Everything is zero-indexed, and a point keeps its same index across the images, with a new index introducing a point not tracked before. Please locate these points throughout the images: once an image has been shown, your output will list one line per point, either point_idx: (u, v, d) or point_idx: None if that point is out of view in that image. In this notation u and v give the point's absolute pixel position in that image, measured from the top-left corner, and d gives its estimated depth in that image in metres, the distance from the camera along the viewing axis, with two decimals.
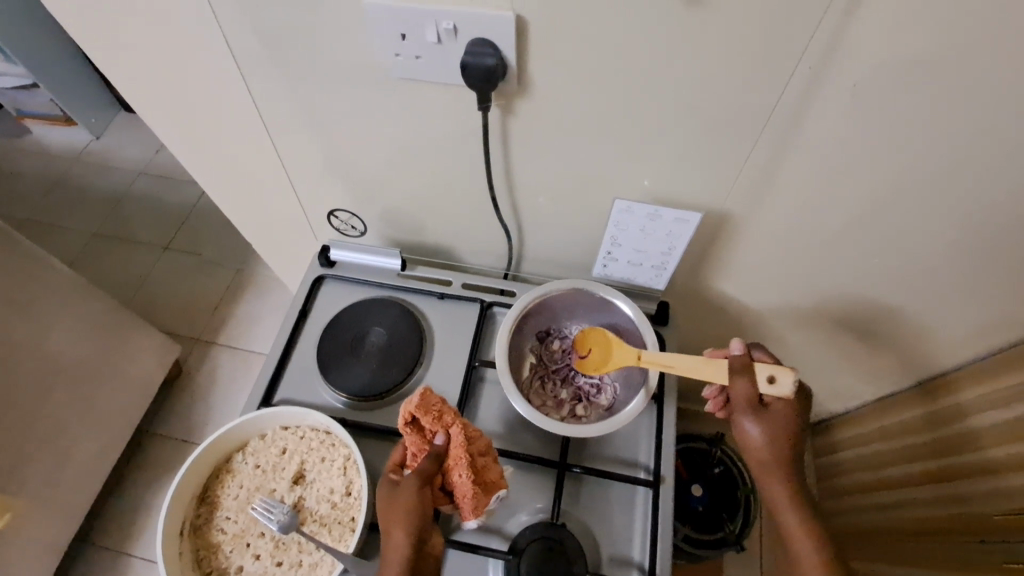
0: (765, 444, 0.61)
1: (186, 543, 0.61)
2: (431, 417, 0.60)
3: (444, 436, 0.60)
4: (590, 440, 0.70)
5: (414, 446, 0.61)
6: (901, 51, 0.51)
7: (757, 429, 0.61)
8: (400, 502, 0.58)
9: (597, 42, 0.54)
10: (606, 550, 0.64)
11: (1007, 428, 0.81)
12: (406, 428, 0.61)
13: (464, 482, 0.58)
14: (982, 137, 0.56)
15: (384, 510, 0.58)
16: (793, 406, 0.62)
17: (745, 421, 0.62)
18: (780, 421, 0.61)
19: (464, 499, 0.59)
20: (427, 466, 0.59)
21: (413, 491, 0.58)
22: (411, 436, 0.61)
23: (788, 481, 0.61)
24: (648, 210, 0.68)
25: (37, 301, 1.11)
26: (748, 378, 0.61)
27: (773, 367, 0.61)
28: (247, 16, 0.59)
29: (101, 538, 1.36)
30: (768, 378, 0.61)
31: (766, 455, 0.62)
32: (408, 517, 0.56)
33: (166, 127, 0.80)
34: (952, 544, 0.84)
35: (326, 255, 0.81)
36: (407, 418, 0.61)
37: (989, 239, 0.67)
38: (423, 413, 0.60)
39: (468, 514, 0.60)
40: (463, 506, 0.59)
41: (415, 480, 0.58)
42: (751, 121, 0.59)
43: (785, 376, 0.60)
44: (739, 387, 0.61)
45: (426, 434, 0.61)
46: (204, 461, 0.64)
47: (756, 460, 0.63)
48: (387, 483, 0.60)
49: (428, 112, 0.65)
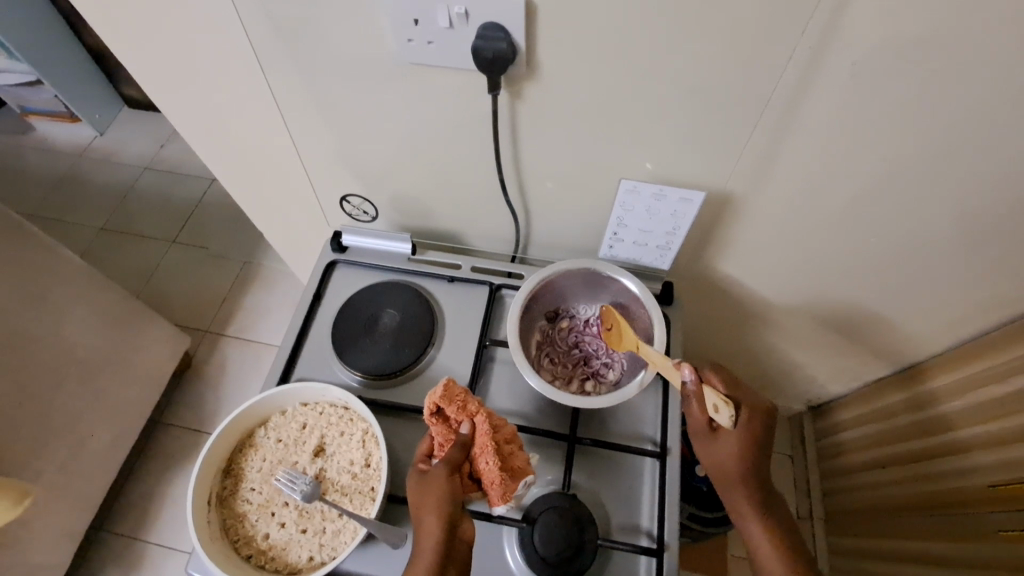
0: (729, 464, 0.63)
1: (214, 512, 0.63)
2: (458, 406, 0.62)
3: (468, 425, 0.62)
4: (600, 414, 0.73)
5: (440, 437, 0.63)
6: (897, 32, 0.53)
7: (718, 454, 0.63)
8: (433, 488, 0.59)
9: (603, 25, 0.56)
10: (616, 517, 0.67)
11: (996, 405, 0.83)
12: (431, 418, 0.62)
13: (492, 470, 0.60)
14: (977, 115, 0.58)
15: (416, 498, 0.59)
16: (752, 431, 0.63)
17: (706, 447, 0.64)
18: (737, 445, 0.63)
19: (493, 485, 0.61)
20: (453, 454, 0.61)
21: (444, 476, 0.59)
22: (436, 427, 0.62)
23: (752, 497, 0.63)
24: (654, 189, 0.71)
25: (51, 291, 1.13)
26: (697, 402, 0.63)
27: (717, 398, 0.63)
28: (263, 7, 0.61)
29: (115, 526, 1.38)
30: (714, 407, 0.63)
31: (729, 478, 0.63)
32: (442, 500, 0.58)
33: (182, 116, 0.82)
34: (958, 516, 0.87)
35: (338, 240, 0.84)
36: (432, 408, 0.62)
37: (986, 219, 0.69)
38: (448, 402, 0.61)
39: (497, 500, 0.62)
40: (491, 493, 0.62)
41: (444, 467, 0.60)
42: (751, 103, 0.61)
43: (728, 410, 0.62)
44: (692, 412, 0.64)
45: (452, 424, 0.63)
46: (229, 434, 0.66)
47: (718, 476, 0.64)
48: (416, 471, 0.62)
49: (439, 97, 0.67)
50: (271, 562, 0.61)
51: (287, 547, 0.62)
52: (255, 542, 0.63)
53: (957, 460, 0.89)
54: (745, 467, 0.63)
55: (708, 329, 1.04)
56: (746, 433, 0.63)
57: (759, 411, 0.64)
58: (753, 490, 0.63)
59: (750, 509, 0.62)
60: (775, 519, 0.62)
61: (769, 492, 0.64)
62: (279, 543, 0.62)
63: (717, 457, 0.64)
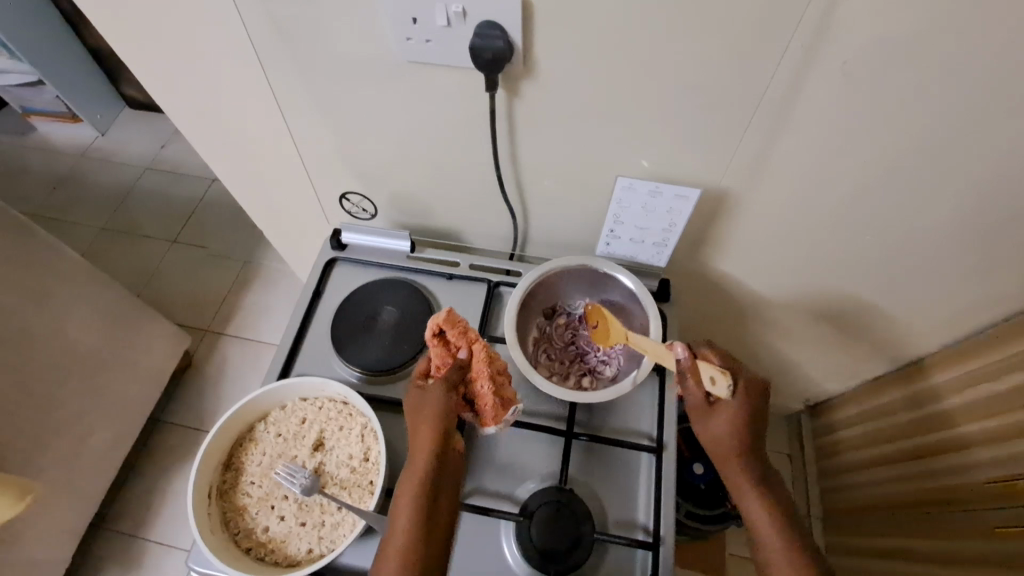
0: (727, 438, 0.63)
1: (214, 505, 0.64)
2: (458, 331, 0.65)
3: (467, 350, 0.65)
4: (597, 409, 0.73)
5: (437, 359, 0.65)
6: (888, 30, 0.53)
7: (715, 428, 0.64)
8: (429, 404, 0.63)
9: (600, 23, 0.57)
10: (613, 511, 0.68)
11: (994, 401, 0.83)
12: (433, 339, 0.65)
13: (487, 393, 0.63)
14: (967, 113, 0.59)
15: (414, 413, 0.63)
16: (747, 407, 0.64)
17: (702, 422, 0.65)
18: (732, 419, 0.63)
19: (486, 407, 0.64)
20: (450, 375, 0.64)
21: (440, 394, 0.63)
22: (436, 349, 0.65)
23: (751, 473, 0.63)
24: (650, 186, 0.71)
25: (52, 289, 1.13)
26: (694, 377, 0.65)
27: (714, 371, 0.65)
28: (264, 7, 0.62)
29: (116, 524, 1.39)
30: (710, 379, 0.65)
31: (727, 455, 0.63)
32: (438, 420, 0.61)
33: (182, 115, 0.83)
34: (955, 513, 0.88)
35: (337, 238, 0.84)
36: (434, 330, 0.65)
37: (978, 215, 0.69)
38: (450, 325, 0.64)
39: (491, 419, 0.65)
40: (484, 414, 0.65)
41: (442, 386, 0.63)
42: (746, 101, 0.61)
43: (725, 381, 0.64)
44: (689, 387, 0.66)
45: (451, 348, 0.65)
46: (229, 428, 0.67)
47: (715, 453, 0.65)
48: (415, 388, 0.65)
49: (438, 95, 0.67)
50: (271, 554, 0.62)
51: (286, 540, 0.63)
52: (254, 534, 0.63)
53: (955, 458, 0.89)
54: (739, 441, 0.63)
55: (705, 327, 1.05)
56: (741, 408, 0.64)
57: (753, 383, 0.66)
58: (751, 466, 0.63)
59: (750, 487, 0.62)
60: (776, 498, 0.62)
61: (768, 472, 0.64)
62: (278, 535, 0.63)
63: (713, 432, 0.64)
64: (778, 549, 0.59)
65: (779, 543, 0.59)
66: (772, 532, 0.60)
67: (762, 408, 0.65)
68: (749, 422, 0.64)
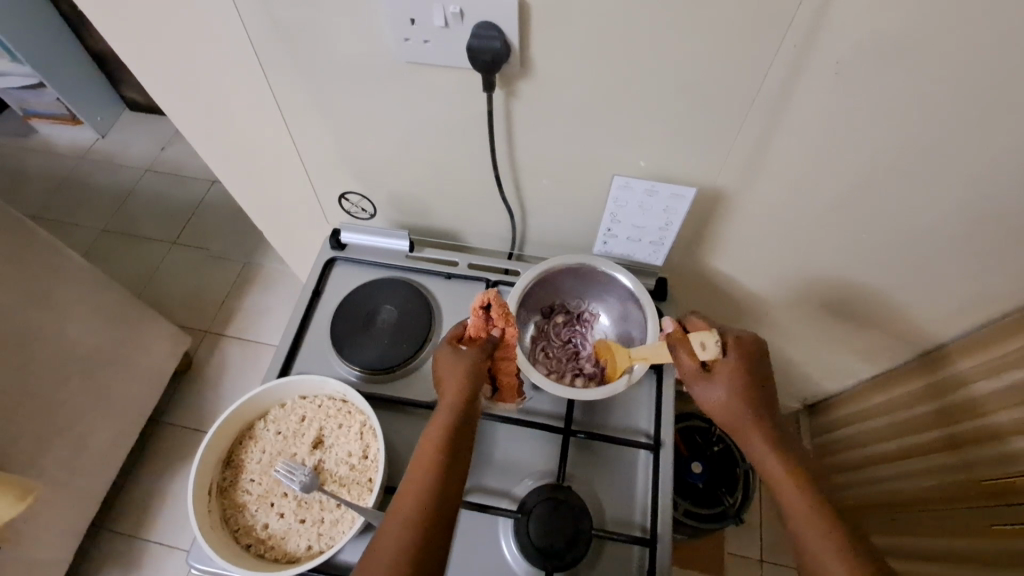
0: (732, 400, 0.63)
1: (214, 502, 0.64)
2: (503, 311, 0.59)
3: (502, 331, 0.61)
4: (595, 407, 0.74)
5: (474, 329, 0.61)
6: (881, 29, 0.54)
7: (716, 393, 0.64)
8: (455, 372, 0.62)
9: (596, 24, 0.57)
10: (611, 508, 0.68)
11: (994, 398, 0.83)
12: (476, 313, 0.60)
13: (511, 375, 0.66)
14: (959, 112, 0.59)
15: (444, 372, 0.62)
16: (746, 361, 0.64)
17: (702, 388, 0.65)
18: (735, 377, 0.63)
19: (507, 385, 0.68)
20: (485, 349, 0.62)
21: (474, 365, 0.62)
22: (475, 321, 0.60)
23: (765, 434, 0.62)
24: (646, 185, 0.72)
25: (53, 290, 1.14)
26: (684, 350, 0.66)
27: (702, 336, 0.65)
28: (265, 8, 0.62)
29: (116, 524, 1.39)
30: (699, 347, 0.65)
31: (738, 414, 0.63)
32: (466, 377, 0.61)
33: (182, 116, 0.83)
34: (952, 513, 0.88)
35: (336, 238, 0.85)
36: (479, 305, 0.59)
37: (972, 213, 0.70)
38: (499, 307, 0.58)
39: (507, 396, 0.70)
40: (504, 389, 0.68)
41: (474, 365, 0.62)
42: (741, 100, 0.62)
43: (710, 345, 0.64)
44: (681, 360, 0.66)
45: (489, 324, 0.61)
46: (230, 426, 0.67)
47: (724, 419, 0.64)
48: (447, 349, 0.63)
49: (436, 95, 0.68)
50: (271, 551, 0.62)
51: (286, 536, 0.63)
52: (254, 531, 0.64)
53: (953, 455, 0.90)
54: (746, 402, 0.63)
55: None
56: (737, 370, 0.64)
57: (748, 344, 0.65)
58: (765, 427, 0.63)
59: (764, 445, 0.62)
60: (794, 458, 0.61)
61: (783, 432, 0.63)
62: (278, 532, 0.63)
63: (715, 398, 0.64)
64: (802, 505, 0.58)
65: (804, 504, 0.58)
66: (796, 494, 0.59)
67: (761, 360, 0.65)
68: (751, 382, 0.64)
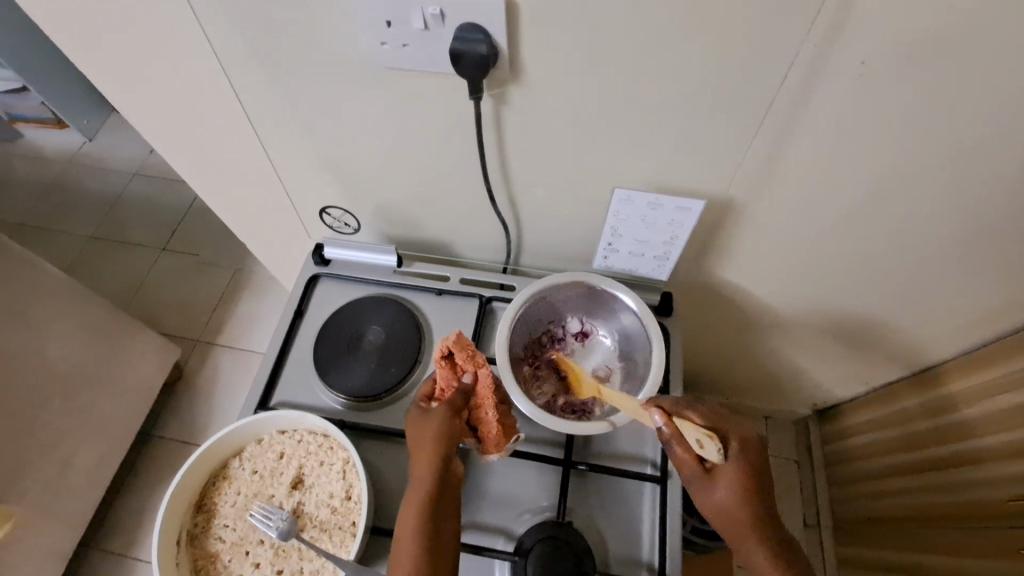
0: (728, 507, 0.57)
1: (184, 553, 0.60)
2: (467, 353, 0.60)
3: (473, 374, 0.60)
4: (596, 435, 0.69)
5: (443, 381, 0.60)
6: (910, 27, 0.48)
7: (711, 497, 0.57)
8: (426, 433, 0.58)
9: (590, 25, 0.52)
10: (615, 546, 0.63)
11: (1009, 415, 0.79)
12: (439, 361, 0.60)
13: (491, 419, 0.60)
14: (992, 116, 0.54)
15: (413, 435, 0.59)
16: (747, 470, 0.57)
17: (702, 491, 0.58)
18: (736, 485, 0.56)
19: (489, 434, 0.61)
20: (455, 401, 0.60)
21: (443, 422, 0.58)
22: (441, 371, 0.60)
23: (765, 543, 0.56)
24: (648, 199, 0.66)
25: (30, 307, 1.09)
26: (680, 445, 0.58)
27: (699, 434, 0.57)
28: (229, 14, 0.57)
29: (105, 543, 1.35)
30: (698, 443, 0.57)
31: (736, 529, 0.57)
32: (437, 444, 0.57)
33: (151, 126, 0.78)
34: (972, 534, 0.83)
35: (319, 253, 0.80)
36: (441, 353, 0.60)
37: (1000, 222, 0.65)
38: (459, 349, 0.59)
39: (491, 446, 0.62)
40: (487, 440, 0.61)
41: (443, 415, 0.58)
42: (754, 106, 0.57)
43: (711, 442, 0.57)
44: (677, 457, 0.59)
45: (457, 371, 0.61)
46: (200, 467, 0.63)
47: (723, 524, 0.58)
48: (416, 412, 0.60)
49: (419, 102, 0.63)
50: None
51: None
52: None
53: (974, 471, 0.84)
54: (746, 510, 0.56)
55: (709, 337, 1.00)
56: (741, 473, 0.57)
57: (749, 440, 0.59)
58: (765, 532, 0.57)
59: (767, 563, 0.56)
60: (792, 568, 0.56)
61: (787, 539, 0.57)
62: None
63: (713, 502, 0.57)
64: None
65: None
66: None
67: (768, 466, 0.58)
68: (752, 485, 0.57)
